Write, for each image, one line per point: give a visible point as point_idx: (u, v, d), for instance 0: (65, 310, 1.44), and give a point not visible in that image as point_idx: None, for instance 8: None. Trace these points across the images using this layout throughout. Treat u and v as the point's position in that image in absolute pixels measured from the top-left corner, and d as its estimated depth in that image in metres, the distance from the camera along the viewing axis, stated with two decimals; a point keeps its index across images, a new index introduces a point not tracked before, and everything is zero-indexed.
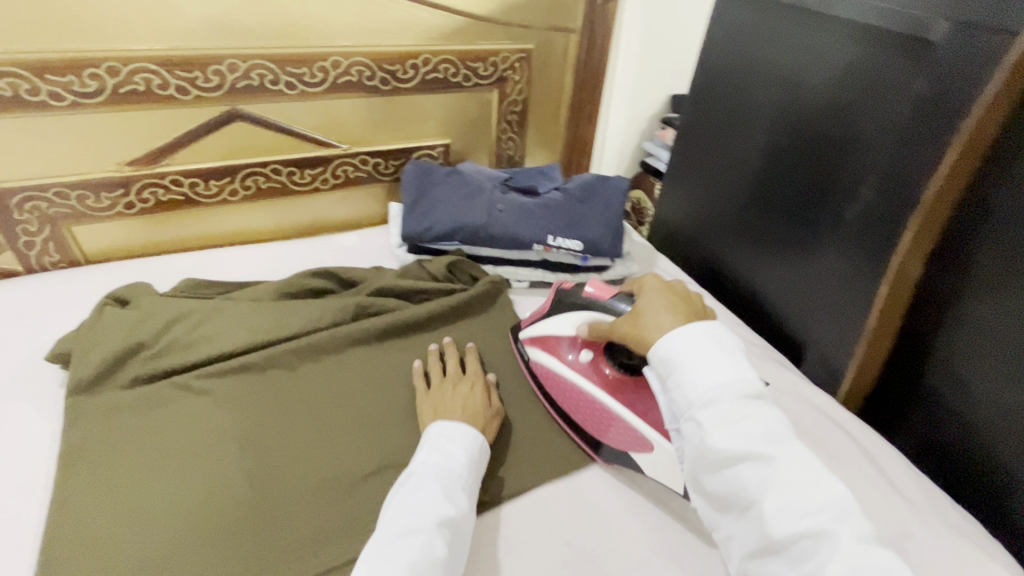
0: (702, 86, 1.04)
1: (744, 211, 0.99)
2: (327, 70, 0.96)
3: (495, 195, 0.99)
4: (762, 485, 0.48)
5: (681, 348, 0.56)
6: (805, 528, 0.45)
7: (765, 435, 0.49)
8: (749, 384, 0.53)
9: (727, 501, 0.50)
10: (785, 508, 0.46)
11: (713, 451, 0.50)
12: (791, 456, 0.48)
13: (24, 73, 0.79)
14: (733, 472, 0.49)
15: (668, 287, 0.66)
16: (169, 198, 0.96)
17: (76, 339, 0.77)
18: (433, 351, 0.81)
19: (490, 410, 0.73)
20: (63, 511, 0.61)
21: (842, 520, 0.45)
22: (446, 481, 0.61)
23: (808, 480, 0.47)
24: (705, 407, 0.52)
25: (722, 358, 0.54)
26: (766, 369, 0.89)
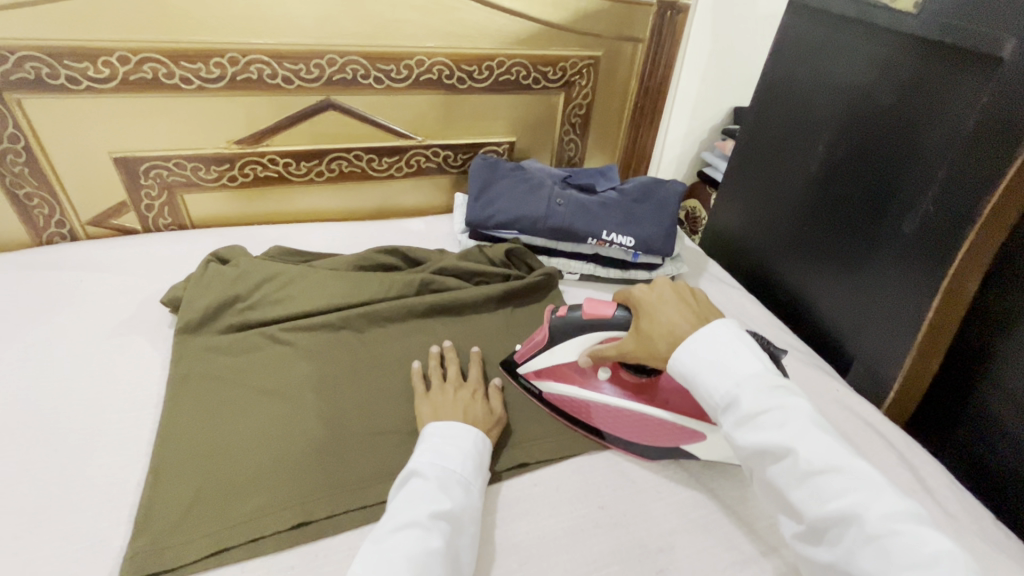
0: (765, 99, 1.06)
1: (801, 224, 1.01)
2: (411, 68, 1.06)
3: (556, 190, 1.06)
4: (789, 477, 0.55)
5: (699, 358, 0.63)
6: (833, 512, 0.52)
7: (785, 429, 0.56)
8: (763, 381, 0.59)
9: (769, 492, 0.58)
10: (813, 494, 0.53)
11: (744, 451, 0.58)
12: (810, 446, 0.54)
13: (163, 59, 0.92)
14: (765, 467, 0.57)
15: (669, 299, 0.69)
16: (265, 174, 1.09)
17: (185, 287, 0.89)
18: (437, 355, 0.82)
19: (490, 417, 0.74)
20: (170, 423, 0.71)
21: (867, 499, 0.51)
22: (440, 478, 0.62)
23: (828, 467, 0.53)
24: (727, 409, 0.60)
25: (736, 359, 0.61)
26: (809, 375, 0.90)
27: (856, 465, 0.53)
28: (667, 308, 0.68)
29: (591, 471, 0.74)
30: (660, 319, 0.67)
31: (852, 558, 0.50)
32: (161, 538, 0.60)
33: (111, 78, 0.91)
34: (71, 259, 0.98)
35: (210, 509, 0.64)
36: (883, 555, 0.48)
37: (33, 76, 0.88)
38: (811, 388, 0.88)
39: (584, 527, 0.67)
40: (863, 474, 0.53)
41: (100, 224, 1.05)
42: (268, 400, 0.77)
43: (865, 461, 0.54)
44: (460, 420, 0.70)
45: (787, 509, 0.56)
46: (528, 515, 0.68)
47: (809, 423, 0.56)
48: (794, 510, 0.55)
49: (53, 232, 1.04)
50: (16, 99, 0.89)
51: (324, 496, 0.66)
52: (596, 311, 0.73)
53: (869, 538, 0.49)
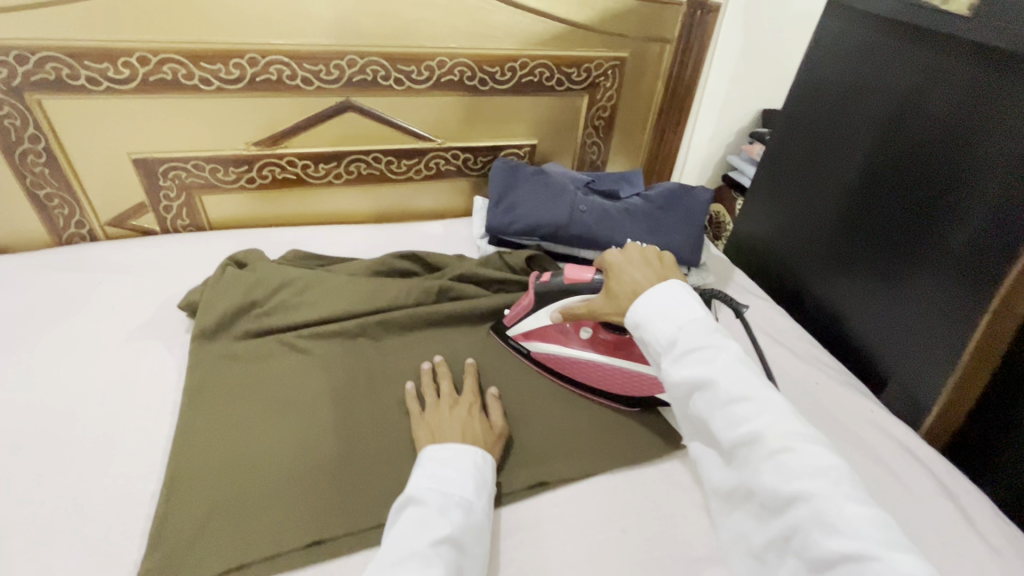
0: (799, 104, 1.02)
1: (834, 235, 0.97)
2: (432, 69, 1.03)
3: (578, 196, 1.03)
4: (706, 404, 0.54)
5: (646, 307, 0.63)
6: (741, 435, 0.51)
7: (707, 361, 0.55)
8: (698, 323, 0.59)
9: (693, 425, 0.57)
10: (726, 420, 0.52)
11: (672, 385, 0.57)
12: (728, 375, 0.53)
13: (183, 60, 0.91)
14: (688, 398, 0.56)
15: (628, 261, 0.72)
16: (283, 176, 1.08)
17: (202, 292, 0.88)
18: (428, 371, 0.80)
19: (489, 433, 0.71)
20: (186, 432, 0.71)
21: (773, 421, 0.50)
22: (437, 501, 0.58)
23: (740, 394, 0.52)
24: (665, 349, 0.59)
25: (675, 305, 0.61)
26: (841, 395, 0.86)
27: (767, 392, 0.52)
28: (634, 269, 0.70)
29: (613, 490, 0.71)
30: (625, 279, 0.70)
31: (754, 475, 0.49)
32: (176, 554, 0.59)
33: (131, 79, 0.90)
34: (90, 261, 0.98)
35: (226, 525, 0.63)
36: (779, 470, 0.48)
37: (54, 77, 0.87)
38: (843, 409, 0.84)
39: (606, 551, 0.64)
40: (771, 398, 0.52)
41: (119, 225, 1.05)
42: (284, 410, 0.75)
43: (779, 389, 0.53)
44: (459, 442, 0.67)
45: (709, 439, 0.56)
46: (548, 537, 0.65)
47: (731, 358, 0.55)
48: (712, 437, 0.54)
49: (73, 233, 1.03)
50: (37, 100, 0.88)
51: (339, 514, 0.65)
52: (576, 274, 0.81)
53: (771, 455, 0.49)
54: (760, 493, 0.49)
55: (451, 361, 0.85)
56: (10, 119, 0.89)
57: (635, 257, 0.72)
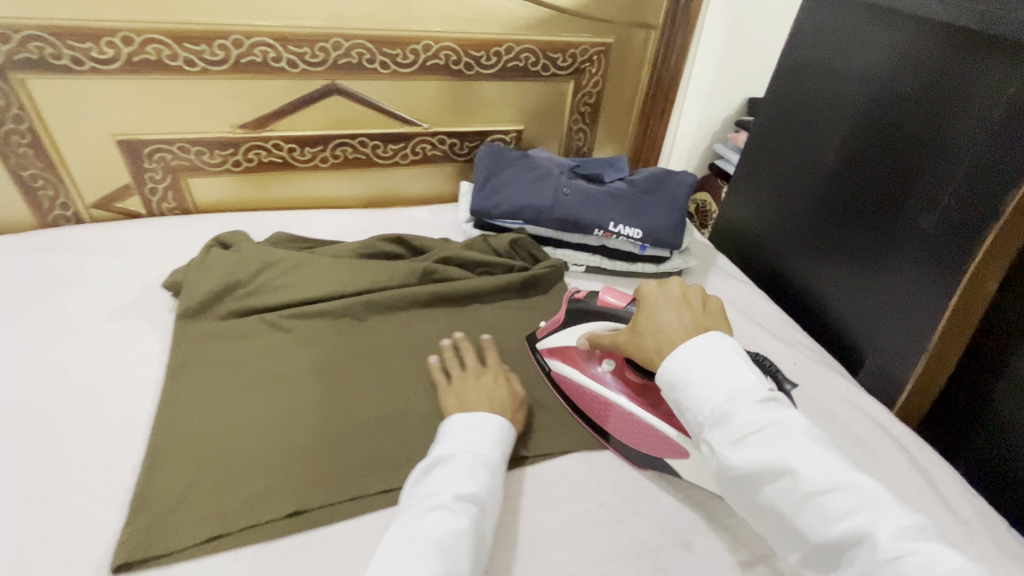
0: (779, 88, 1.03)
1: (815, 218, 0.98)
2: (417, 53, 1.04)
3: (562, 180, 1.04)
4: (791, 498, 0.52)
5: (691, 374, 0.59)
6: (842, 533, 0.49)
7: (783, 447, 0.53)
8: (755, 395, 0.57)
9: (765, 514, 0.55)
10: (819, 517, 0.50)
11: (737, 472, 0.55)
12: (809, 464, 0.52)
13: (167, 41, 0.91)
14: (763, 490, 0.54)
15: (670, 297, 0.67)
16: (270, 159, 1.08)
17: (187, 272, 0.88)
18: (451, 346, 0.80)
19: (512, 402, 0.72)
20: (169, 407, 0.71)
21: (872, 516, 0.49)
22: (466, 461, 0.61)
23: (829, 485, 0.51)
24: (719, 428, 0.57)
25: (728, 374, 0.58)
26: (818, 374, 0.88)
27: (853, 479, 0.51)
28: (668, 310, 0.65)
29: (591, 465, 0.73)
30: (657, 318, 0.65)
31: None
32: (155, 522, 0.60)
33: (115, 59, 0.90)
34: (75, 242, 0.98)
35: (205, 494, 0.63)
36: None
37: (36, 56, 0.87)
38: (819, 387, 0.86)
39: (581, 523, 0.66)
40: (862, 486, 0.51)
41: (105, 207, 1.05)
42: (266, 385, 0.76)
43: (858, 471, 0.53)
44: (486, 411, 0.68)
45: (788, 532, 0.53)
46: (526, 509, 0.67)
47: (803, 440, 0.53)
48: (797, 532, 0.52)
49: (58, 215, 1.04)
50: (20, 79, 0.88)
51: (319, 486, 0.65)
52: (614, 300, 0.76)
53: (880, 558, 0.47)
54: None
55: (435, 341, 0.86)
56: None
57: (672, 294, 0.67)
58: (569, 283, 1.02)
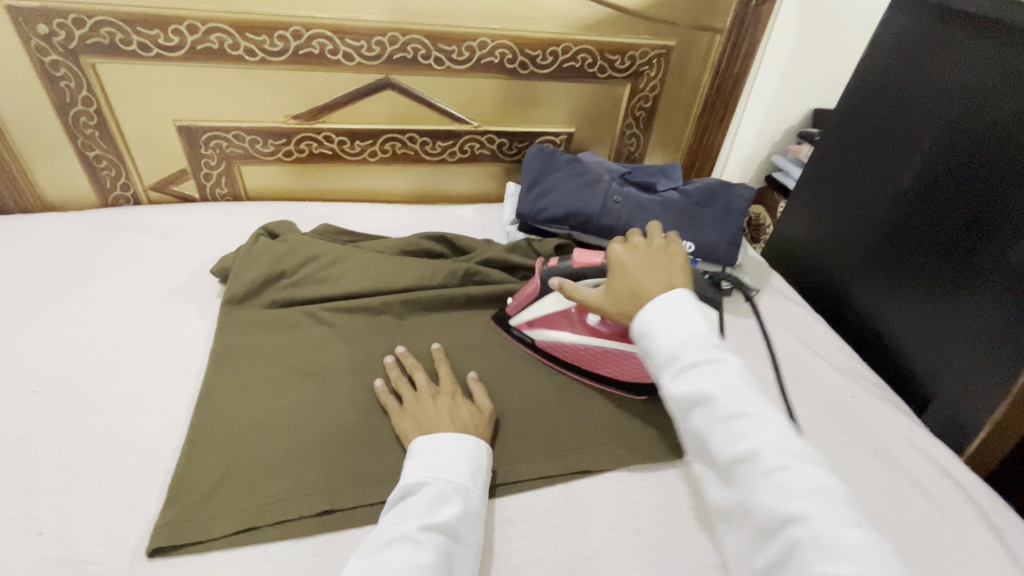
0: (854, 99, 0.96)
1: (883, 242, 0.92)
2: (473, 50, 1.02)
3: (613, 186, 1.00)
4: (706, 418, 0.51)
5: (651, 314, 0.59)
6: (741, 453, 0.48)
7: (712, 376, 0.52)
8: (703, 336, 0.55)
9: (687, 439, 0.54)
10: (726, 437, 0.49)
11: (668, 396, 0.54)
12: (731, 393, 0.51)
13: (229, 30, 0.92)
14: (685, 412, 0.53)
15: (635, 257, 0.67)
16: (320, 151, 1.09)
17: (234, 259, 0.89)
18: (394, 363, 0.76)
19: (480, 421, 0.69)
20: (210, 392, 0.72)
21: (773, 441, 0.48)
22: (437, 489, 0.58)
23: (742, 412, 0.50)
24: (665, 363, 0.55)
25: (681, 318, 0.57)
26: (877, 411, 0.83)
27: (767, 409, 0.50)
28: (640, 267, 0.65)
29: (628, 487, 0.69)
30: (627, 280, 0.65)
31: (750, 495, 0.47)
32: (187, 511, 0.59)
33: (179, 46, 0.92)
34: (134, 222, 1.01)
35: (240, 484, 0.63)
36: (777, 489, 0.45)
37: (108, 41, 0.89)
38: (879, 424, 0.81)
39: (615, 548, 0.63)
40: (772, 417, 0.50)
41: (162, 189, 1.08)
42: (304, 377, 0.76)
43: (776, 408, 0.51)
44: (447, 429, 0.66)
45: (701, 458, 0.53)
46: (558, 529, 0.64)
47: (736, 376, 0.52)
48: (707, 452, 0.51)
49: (119, 195, 1.07)
50: (90, 63, 0.91)
51: (350, 486, 0.64)
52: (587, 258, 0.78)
53: (769, 474, 0.46)
54: (757, 514, 0.46)
55: (473, 345, 0.85)
56: (66, 81, 0.92)
57: (639, 253, 0.67)
58: None
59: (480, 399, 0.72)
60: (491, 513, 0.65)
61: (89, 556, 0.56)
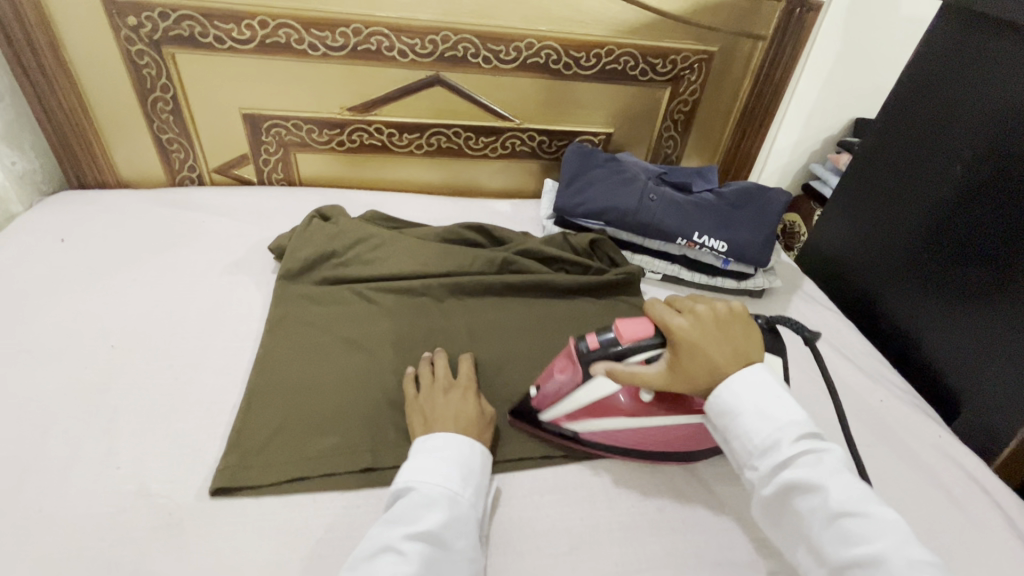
0: (895, 108, 0.97)
1: (918, 252, 0.92)
2: (520, 50, 1.06)
3: (650, 185, 1.03)
4: (816, 513, 0.53)
5: (738, 396, 0.59)
6: (862, 553, 0.50)
7: (820, 470, 0.54)
8: (798, 425, 0.57)
9: (795, 534, 0.55)
10: (842, 536, 0.51)
11: (769, 488, 0.56)
12: (841, 488, 0.53)
13: (297, 26, 0.99)
14: (791, 507, 0.55)
15: (701, 330, 0.61)
16: (371, 142, 1.15)
17: (290, 237, 0.95)
18: (428, 354, 0.78)
19: (481, 416, 0.70)
20: (267, 356, 0.78)
21: (897, 546, 0.49)
22: (426, 493, 0.58)
23: (855, 510, 0.52)
24: (764, 452, 0.57)
25: (769, 401, 0.58)
26: (907, 418, 0.84)
27: (880, 509, 0.52)
28: (711, 342, 0.61)
29: (652, 470, 0.72)
30: (699, 358, 0.60)
31: None
32: (246, 458, 0.65)
33: (251, 40, 0.99)
34: (198, 201, 1.09)
35: (293, 438, 0.69)
36: None
37: (188, 33, 0.97)
38: (907, 429, 0.82)
39: (638, 524, 0.66)
40: (889, 519, 0.52)
41: (224, 172, 1.17)
42: (349, 349, 0.81)
43: (888, 506, 0.53)
44: (450, 430, 0.66)
45: (811, 555, 0.54)
46: (582, 502, 0.68)
47: (839, 471, 0.54)
48: (815, 548, 0.53)
49: (185, 175, 1.16)
50: (171, 53, 0.99)
51: (389, 449, 0.69)
52: (634, 334, 0.63)
53: None
54: None
55: (508, 330, 0.88)
56: (148, 69, 1.01)
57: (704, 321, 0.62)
58: (644, 290, 1.01)
59: (484, 402, 0.72)
60: (521, 483, 0.69)
61: (160, 491, 0.62)
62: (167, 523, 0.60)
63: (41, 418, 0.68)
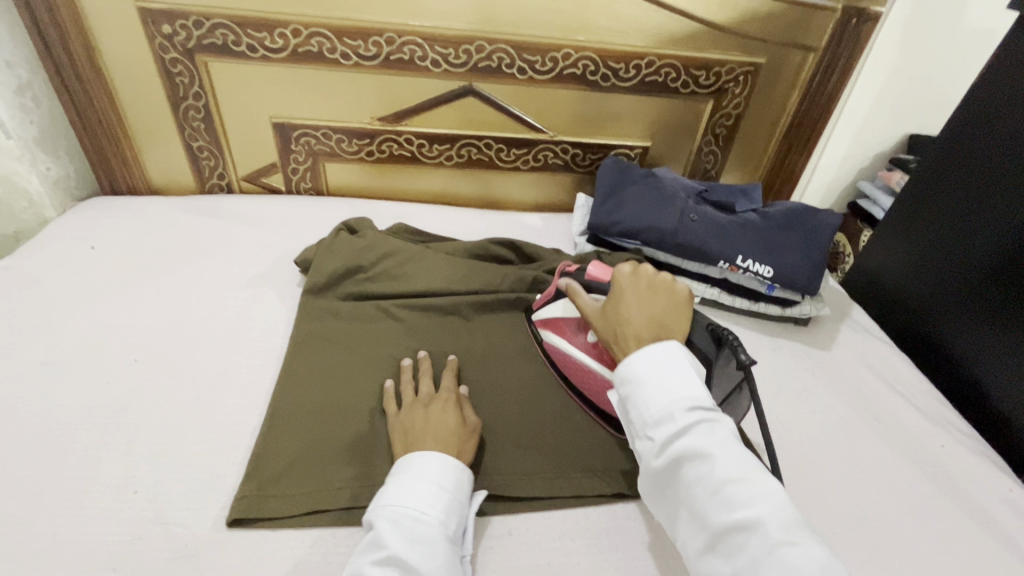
0: (960, 127, 0.90)
1: (986, 283, 0.85)
2: (557, 61, 1.02)
3: (689, 204, 0.98)
4: (701, 481, 0.50)
5: (644, 368, 0.56)
6: (737, 518, 0.47)
7: (707, 439, 0.51)
8: (692, 395, 0.54)
9: (680, 504, 0.52)
10: (721, 503, 0.49)
11: (660, 460, 0.52)
12: (725, 456, 0.50)
13: (329, 35, 0.97)
14: (679, 477, 0.52)
15: (633, 283, 0.65)
16: (400, 152, 1.13)
17: (316, 251, 0.93)
18: (409, 367, 0.75)
19: (465, 429, 0.67)
20: (291, 376, 0.75)
21: (771, 511, 0.48)
22: (390, 516, 0.56)
23: (736, 477, 0.49)
24: (658, 423, 0.54)
25: (667, 372, 0.56)
26: (971, 466, 0.77)
27: (762, 477, 0.50)
28: (636, 300, 0.63)
29: None
30: (618, 305, 0.64)
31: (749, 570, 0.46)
32: (264, 488, 0.62)
33: (283, 48, 0.98)
34: (226, 210, 1.08)
35: (313, 468, 0.66)
36: (780, 566, 0.44)
37: (221, 42, 0.96)
38: (973, 480, 0.75)
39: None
40: (770, 485, 0.49)
41: (253, 180, 1.15)
42: (372, 369, 0.78)
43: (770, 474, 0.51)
44: (429, 447, 0.63)
45: (691, 522, 0.51)
46: (617, 549, 0.63)
47: (727, 441, 0.52)
48: (696, 515, 0.51)
49: (214, 183, 1.15)
50: (204, 61, 0.98)
51: None
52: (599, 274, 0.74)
53: (769, 549, 0.46)
54: None
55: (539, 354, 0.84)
56: (181, 76, 1.00)
57: (638, 285, 0.65)
58: None
59: (468, 413, 0.70)
60: (551, 525, 0.65)
61: (177, 519, 0.60)
62: (181, 556, 0.57)
63: (62, 435, 0.66)
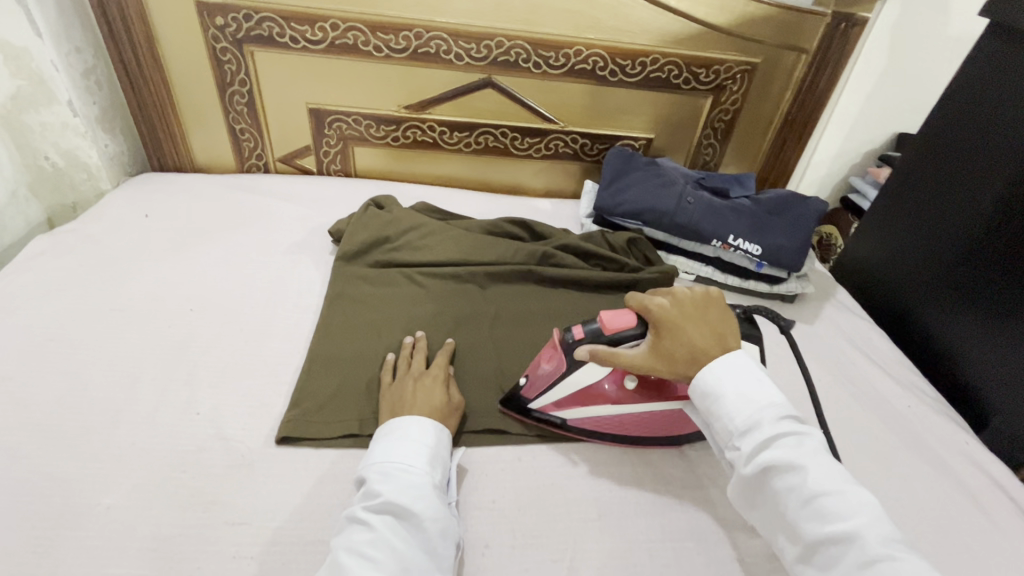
0: (935, 123, 0.98)
1: (954, 264, 0.94)
2: (569, 57, 1.12)
3: (688, 188, 1.07)
4: (792, 492, 0.54)
5: (724, 381, 0.61)
6: (834, 530, 0.51)
7: (797, 452, 0.55)
8: (776, 408, 0.58)
9: (772, 514, 0.57)
10: (814, 514, 0.53)
11: (748, 469, 0.56)
12: (816, 468, 0.54)
13: (363, 29, 1.07)
14: (767, 487, 0.56)
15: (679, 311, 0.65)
16: (423, 139, 1.23)
17: (348, 223, 1.03)
18: (409, 344, 0.81)
19: (448, 408, 0.72)
20: (326, 326, 0.85)
21: (868, 525, 0.51)
22: (381, 469, 0.62)
23: (830, 490, 0.53)
24: (745, 434, 0.58)
25: (750, 386, 0.60)
26: (932, 424, 0.86)
27: (854, 489, 0.54)
28: (692, 324, 0.64)
29: (681, 453, 0.76)
30: (677, 337, 0.64)
31: None
32: (307, 415, 0.72)
33: (322, 41, 1.08)
34: (265, 187, 1.19)
35: (348, 401, 0.75)
36: None
37: (267, 33, 1.07)
38: (933, 435, 0.84)
39: (665, 500, 0.70)
40: (864, 498, 0.53)
41: (288, 161, 1.26)
42: (397, 324, 0.88)
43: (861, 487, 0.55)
44: (415, 415, 0.69)
45: (784, 532, 0.55)
46: (612, 477, 0.72)
47: (816, 454, 0.55)
48: (790, 526, 0.55)
49: (253, 163, 1.26)
50: (250, 50, 1.09)
51: None
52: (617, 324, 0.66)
53: (863, 560, 0.49)
54: None
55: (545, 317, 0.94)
56: (229, 64, 1.11)
57: (685, 306, 0.66)
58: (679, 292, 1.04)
59: (452, 390, 0.76)
60: (556, 456, 0.74)
61: (235, 436, 0.70)
62: (239, 464, 0.67)
63: (133, 367, 0.76)
